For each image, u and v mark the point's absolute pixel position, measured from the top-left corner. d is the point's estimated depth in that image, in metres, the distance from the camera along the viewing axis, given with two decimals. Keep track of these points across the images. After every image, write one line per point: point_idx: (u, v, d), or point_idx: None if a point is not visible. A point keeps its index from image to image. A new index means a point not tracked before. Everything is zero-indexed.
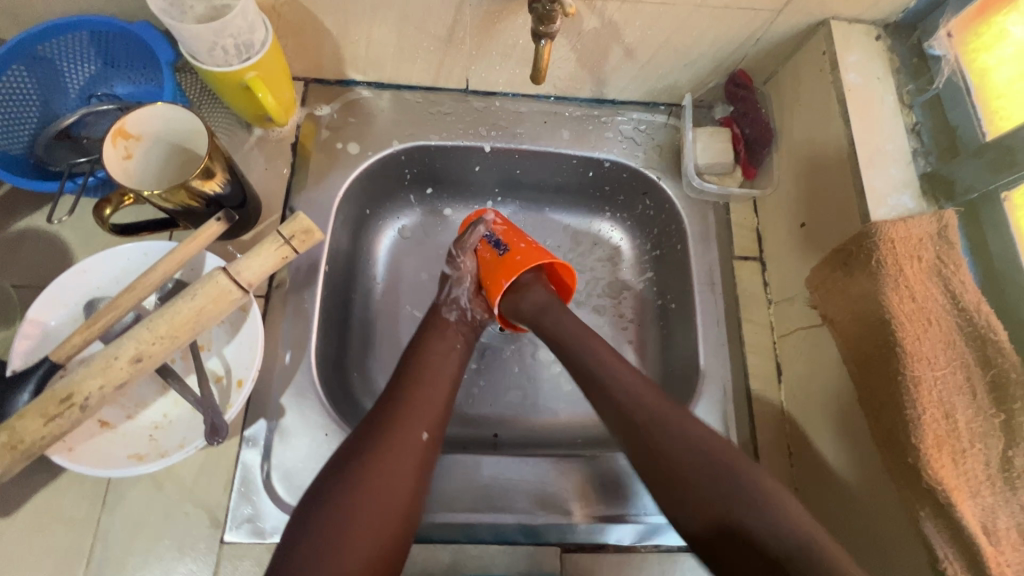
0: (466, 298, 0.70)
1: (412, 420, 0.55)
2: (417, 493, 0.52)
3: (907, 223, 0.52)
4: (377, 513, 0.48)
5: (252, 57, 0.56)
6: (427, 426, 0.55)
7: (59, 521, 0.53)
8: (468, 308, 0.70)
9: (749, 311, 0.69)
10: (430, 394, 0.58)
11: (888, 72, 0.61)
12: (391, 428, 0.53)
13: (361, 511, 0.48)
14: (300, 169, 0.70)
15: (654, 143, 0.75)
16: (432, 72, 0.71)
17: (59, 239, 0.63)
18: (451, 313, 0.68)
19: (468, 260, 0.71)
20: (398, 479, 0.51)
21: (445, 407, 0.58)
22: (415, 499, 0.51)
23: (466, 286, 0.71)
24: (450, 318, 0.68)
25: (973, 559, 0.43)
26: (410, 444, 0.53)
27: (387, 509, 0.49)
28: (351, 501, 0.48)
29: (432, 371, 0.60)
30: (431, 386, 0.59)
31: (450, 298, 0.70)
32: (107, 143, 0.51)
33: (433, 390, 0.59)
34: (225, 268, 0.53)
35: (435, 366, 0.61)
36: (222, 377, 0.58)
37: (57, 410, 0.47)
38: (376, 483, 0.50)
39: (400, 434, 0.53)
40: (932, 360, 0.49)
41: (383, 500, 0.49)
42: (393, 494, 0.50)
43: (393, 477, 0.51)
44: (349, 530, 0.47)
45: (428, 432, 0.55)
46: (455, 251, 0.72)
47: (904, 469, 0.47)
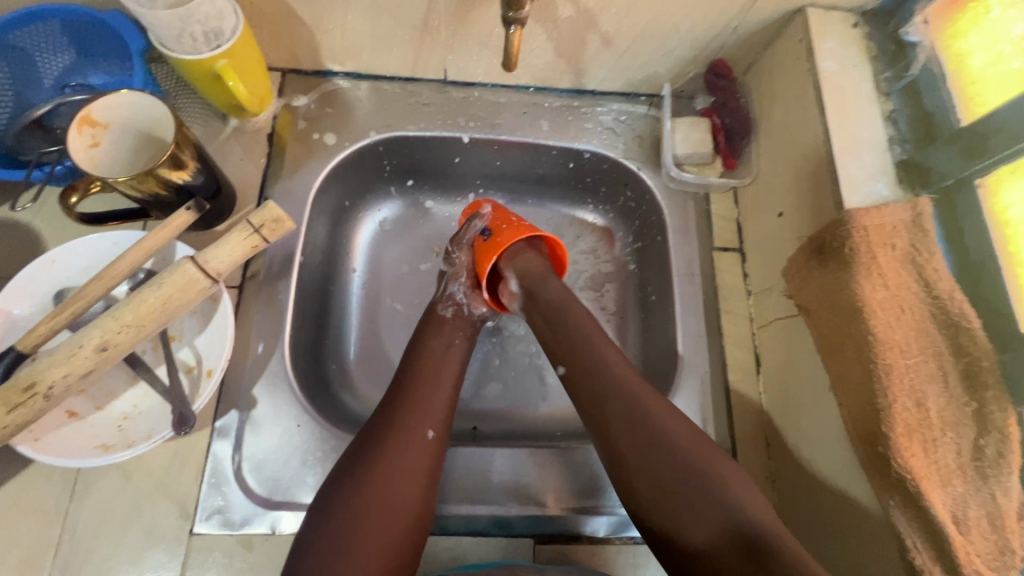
0: (464, 293, 0.69)
1: (415, 419, 0.55)
2: (428, 492, 0.52)
3: (880, 211, 0.52)
4: (385, 513, 0.49)
5: (222, 45, 0.56)
6: (433, 424, 0.55)
7: (27, 511, 0.53)
8: (465, 303, 0.69)
9: (729, 302, 0.69)
10: (433, 393, 0.58)
11: (865, 60, 0.60)
12: (394, 429, 0.54)
13: (369, 511, 0.48)
14: (276, 160, 0.70)
15: (634, 134, 0.75)
16: (409, 62, 0.71)
17: (30, 229, 0.62)
18: (447, 310, 0.68)
19: (463, 255, 0.70)
20: (407, 480, 0.51)
21: (449, 406, 0.58)
22: (426, 498, 0.52)
23: (462, 282, 0.70)
24: (447, 315, 0.67)
25: (941, 548, 0.42)
26: (415, 443, 0.53)
27: (396, 509, 0.50)
28: (360, 502, 0.49)
29: (435, 369, 0.60)
30: (433, 385, 0.59)
31: (446, 296, 0.69)
32: (71, 129, 0.51)
33: (434, 389, 0.58)
34: (193, 257, 0.53)
35: (435, 364, 0.61)
36: (193, 368, 0.57)
37: (20, 398, 0.46)
38: (384, 484, 0.50)
39: (404, 434, 0.53)
40: (904, 349, 0.48)
41: (394, 501, 0.50)
42: (401, 495, 0.50)
43: (401, 477, 0.51)
44: (361, 532, 0.47)
45: (434, 430, 0.55)
46: (452, 249, 0.72)
47: (875, 459, 0.47)
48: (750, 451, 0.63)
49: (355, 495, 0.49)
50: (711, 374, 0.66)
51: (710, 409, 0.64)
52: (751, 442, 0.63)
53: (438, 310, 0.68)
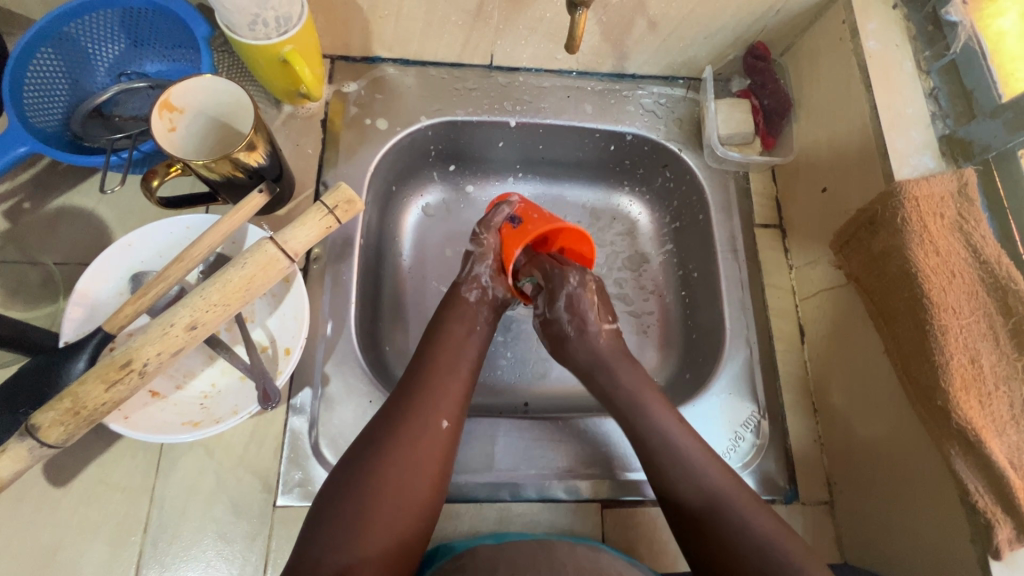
0: (489, 276, 0.69)
1: (429, 409, 0.56)
2: (439, 481, 0.54)
3: (929, 181, 0.55)
4: (395, 501, 0.50)
5: (289, 31, 0.57)
6: (447, 414, 0.57)
7: (114, 489, 0.54)
8: (489, 287, 0.69)
9: (771, 276, 0.72)
10: (448, 382, 0.59)
11: (906, 39, 0.63)
12: (409, 420, 0.55)
13: (380, 498, 0.50)
14: (330, 145, 0.71)
15: (674, 116, 0.77)
16: (459, 47, 0.72)
17: (95, 215, 0.63)
18: (471, 293, 0.68)
19: (491, 239, 0.69)
20: (414, 471, 0.52)
21: (463, 396, 0.59)
22: (436, 490, 0.53)
23: (488, 264, 0.69)
24: (471, 299, 0.67)
25: (1002, 492, 0.46)
26: (428, 434, 0.55)
27: (405, 500, 0.51)
28: (374, 489, 0.50)
29: (450, 360, 0.61)
30: (449, 375, 0.59)
31: (471, 277, 0.69)
32: (154, 114, 0.51)
33: (450, 378, 0.59)
34: (272, 237, 0.54)
35: (451, 353, 0.61)
36: (268, 347, 0.59)
37: (117, 375, 0.48)
38: (395, 479, 0.51)
39: (418, 425, 0.55)
40: (957, 310, 0.51)
41: (404, 491, 0.51)
42: (416, 485, 0.52)
43: (412, 467, 0.52)
44: (372, 516, 0.49)
45: (447, 420, 0.56)
46: (479, 230, 0.70)
47: (934, 413, 0.50)
48: (798, 416, 0.66)
49: (366, 483, 0.51)
50: (757, 345, 0.69)
51: (759, 377, 0.67)
52: (798, 408, 0.66)
53: (461, 291, 0.69)
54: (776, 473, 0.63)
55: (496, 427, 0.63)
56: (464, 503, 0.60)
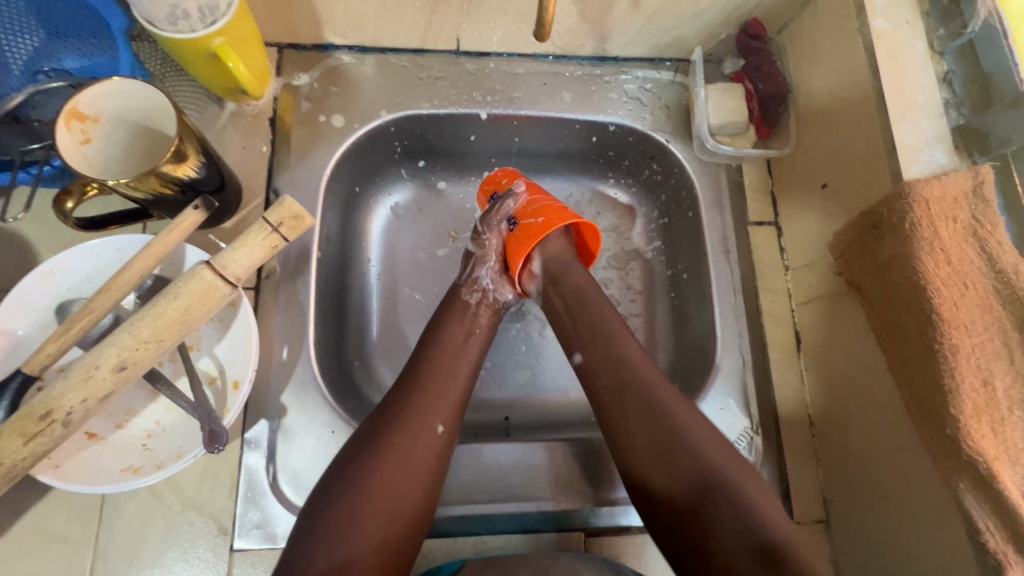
0: (490, 277, 0.64)
1: (426, 412, 0.51)
2: (432, 489, 0.49)
3: (941, 181, 0.49)
4: (387, 507, 0.46)
5: (218, 21, 0.50)
6: (443, 418, 0.52)
7: (54, 540, 0.50)
8: (491, 290, 0.63)
9: (766, 279, 0.67)
10: (445, 385, 0.54)
11: (919, 15, 0.56)
12: (403, 423, 0.50)
13: (369, 506, 0.45)
14: (281, 146, 0.64)
15: (661, 103, 0.70)
16: (420, 30, 0.65)
17: (18, 235, 0.57)
18: (472, 297, 0.62)
19: (494, 238, 0.64)
20: (406, 480, 0.47)
21: (461, 398, 0.54)
22: (430, 498, 0.49)
23: (490, 266, 0.64)
24: (470, 301, 0.62)
25: (1013, 528, 0.42)
26: (424, 440, 0.50)
27: (396, 506, 0.46)
28: (364, 495, 0.46)
29: (447, 361, 0.56)
30: (448, 377, 0.54)
31: (472, 279, 0.63)
32: (59, 125, 0.45)
33: (450, 378, 0.54)
34: (208, 262, 0.47)
35: (451, 354, 0.56)
36: (217, 378, 0.54)
37: (36, 428, 0.42)
38: (386, 483, 0.47)
39: (414, 428, 0.50)
40: (969, 327, 0.46)
41: (395, 503, 0.46)
42: (405, 492, 0.47)
43: (403, 473, 0.47)
44: (362, 519, 0.45)
45: (444, 424, 0.51)
46: (482, 228, 0.65)
47: (942, 440, 0.46)
48: (795, 429, 0.62)
49: (354, 494, 0.46)
50: (751, 353, 0.64)
51: (752, 389, 0.62)
52: (793, 421, 0.62)
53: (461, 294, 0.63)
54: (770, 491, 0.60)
55: (474, 454, 0.59)
56: (437, 536, 0.56)
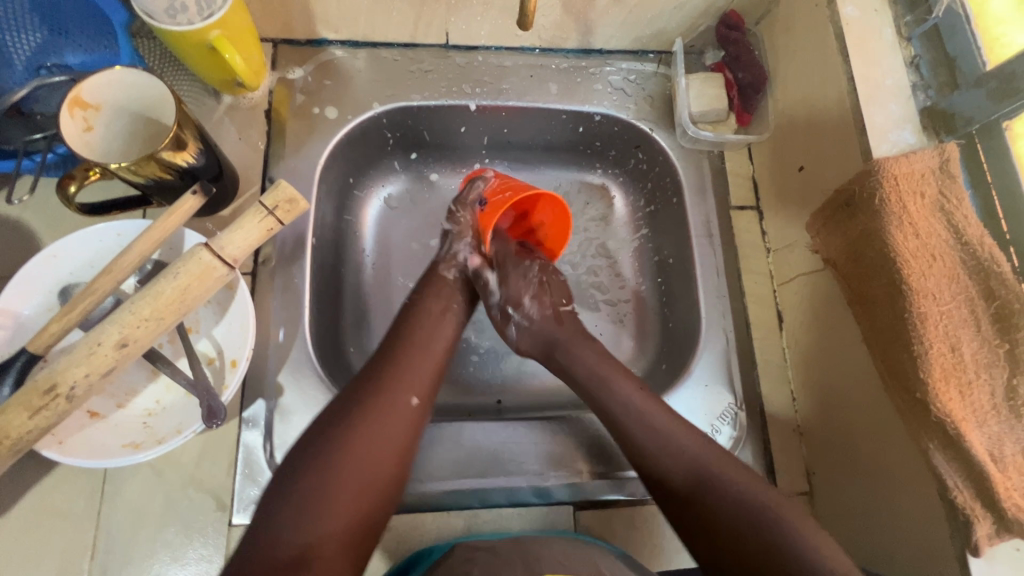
0: (468, 252, 0.66)
1: (401, 385, 0.53)
2: (403, 459, 0.50)
3: (909, 158, 0.51)
4: (359, 476, 0.47)
5: (215, 14, 0.52)
6: (418, 392, 0.53)
7: (57, 516, 0.52)
8: (470, 263, 0.66)
9: (748, 261, 0.69)
10: (422, 360, 0.56)
11: (886, 4, 0.59)
12: (378, 394, 0.51)
13: (342, 471, 0.46)
14: (276, 137, 0.66)
15: (645, 93, 0.73)
16: (411, 25, 0.67)
17: (22, 223, 0.58)
18: (450, 271, 0.65)
19: (468, 215, 0.67)
20: (378, 449, 0.49)
21: (437, 373, 0.56)
22: (402, 466, 0.50)
23: (467, 242, 0.67)
24: (448, 277, 0.65)
25: (982, 486, 0.44)
26: (396, 411, 0.51)
27: (369, 471, 0.47)
28: (337, 461, 0.46)
29: (425, 339, 0.58)
30: (425, 352, 0.57)
31: (450, 255, 0.67)
32: (63, 112, 0.47)
33: (424, 350, 0.57)
34: (207, 243, 0.49)
35: (426, 330, 0.58)
36: (215, 359, 0.56)
37: (41, 402, 0.43)
38: (358, 449, 0.48)
39: (386, 399, 0.51)
40: (937, 296, 0.48)
41: (367, 473, 0.47)
42: (377, 462, 0.48)
43: (377, 441, 0.49)
44: (334, 481, 0.46)
45: (418, 398, 0.53)
46: (454, 207, 0.68)
47: (912, 405, 0.48)
48: (778, 406, 0.64)
49: (326, 458, 0.46)
50: (734, 332, 0.66)
51: (736, 367, 0.64)
52: (777, 399, 0.64)
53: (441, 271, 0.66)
54: (755, 466, 0.61)
55: (466, 432, 0.61)
56: (431, 512, 0.57)
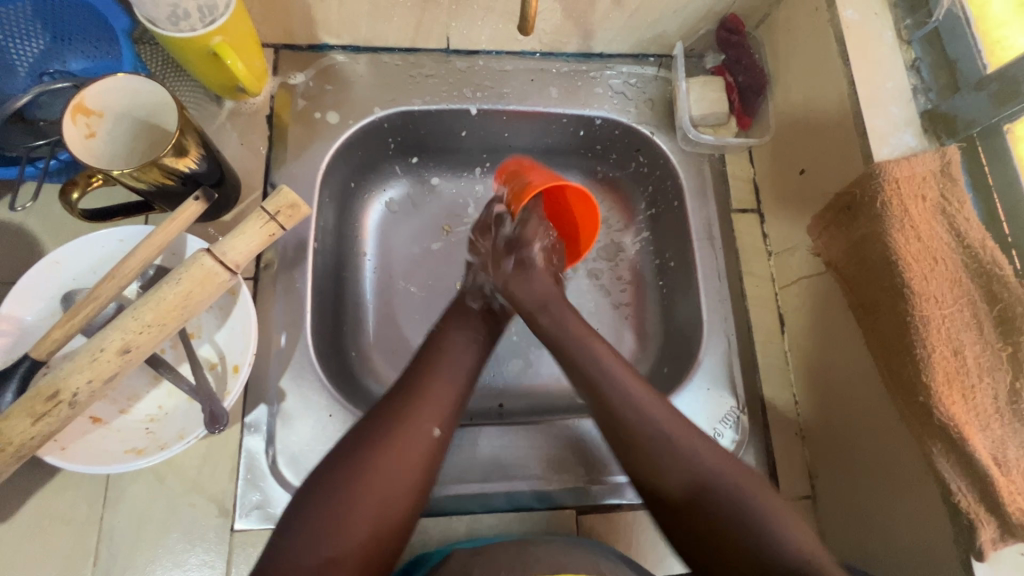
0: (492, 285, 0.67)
1: (424, 416, 0.51)
2: (423, 491, 0.50)
3: (910, 161, 0.51)
4: (377, 505, 0.47)
5: (217, 21, 0.53)
6: (439, 422, 0.52)
7: (60, 522, 0.52)
8: (493, 297, 0.66)
9: (750, 263, 0.69)
10: (444, 388, 0.54)
11: (886, 7, 0.59)
12: (399, 422, 0.50)
13: (357, 502, 0.46)
14: (278, 142, 0.66)
15: (645, 97, 0.73)
16: (412, 30, 0.68)
17: (24, 229, 0.59)
18: (474, 302, 0.65)
19: (488, 243, 0.68)
20: (397, 480, 0.48)
21: (457, 401, 0.55)
22: (421, 497, 0.50)
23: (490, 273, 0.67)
24: (472, 308, 0.64)
25: (985, 490, 0.44)
26: (417, 442, 0.50)
27: (385, 502, 0.47)
28: (355, 488, 0.47)
29: (448, 366, 0.56)
30: (446, 381, 0.55)
31: (475, 288, 0.67)
32: (66, 119, 0.48)
33: (448, 379, 0.55)
34: (208, 249, 0.49)
35: (450, 358, 0.57)
36: (217, 364, 0.56)
37: (44, 408, 0.44)
38: (377, 479, 0.47)
39: (408, 431, 0.50)
40: (939, 299, 0.48)
41: (386, 501, 0.47)
42: (397, 492, 0.48)
43: (396, 471, 0.48)
44: (351, 512, 0.46)
45: (439, 428, 0.52)
46: (476, 236, 0.70)
47: (915, 409, 0.47)
48: (780, 410, 0.64)
49: (345, 488, 0.47)
50: (736, 336, 0.66)
51: (738, 370, 0.64)
52: (779, 402, 0.64)
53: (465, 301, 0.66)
54: (757, 470, 0.61)
55: (467, 437, 0.60)
56: (433, 516, 0.57)
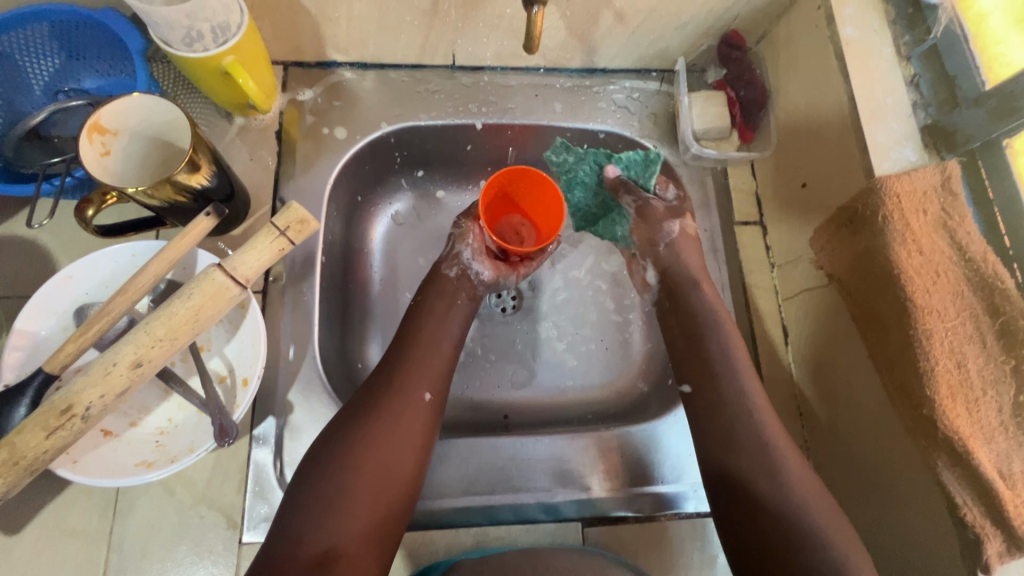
0: (470, 254, 0.66)
1: (414, 380, 0.54)
2: (421, 462, 0.52)
3: (911, 176, 0.52)
4: (378, 479, 0.49)
5: (229, 40, 0.54)
6: (430, 387, 0.55)
7: (71, 535, 0.52)
8: (471, 265, 0.66)
9: (753, 275, 0.69)
10: (431, 357, 0.57)
11: (885, 24, 0.60)
12: (392, 395, 0.53)
13: (358, 489, 0.48)
14: (286, 157, 0.67)
15: (648, 111, 0.74)
16: (417, 48, 0.69)
17: (38, 244, 0.60)
18: (451, 270, 0.65)
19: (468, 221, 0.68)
20: (397, 442, 0.51)
21: (447, 367, 0.58)
22: (420, 465, 0.52)
23: (470, 243, 0.66)
24: (449, 275, 0.64)
25: (992, 503, 0.44)
26: (411, 408, 0.53)
27: (388, 476, 0.49)
28: (356, 461, 0.49)
29: (433, 336, 0.59)
30: (432, 350, 0.58)
31: (453, 255, 0.66)
32: (83, 139, 0.48)
33: (434, 350, 0.58)
34: (219, 264, 0.50)
35: (435, 326, 0.60)
36: (226, 377, 0.56)
37: (58, 422, 0.44)
38: (376, 448, 0.49)
39: (400, 398, 0.53)
40: (942, 313, 0.49)
41: (387, 470, 0.49)
42: (396, 462, 0.50)
43: (393, 437, 0.51)
44: (353, 484, 0.48)
45: (431, 392, 0.55)
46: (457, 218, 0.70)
47: (920, 421, 0.48)
48: (785, 421, 0.64)
49: (346, 464, 0.48)
50: None
51: None
52: (784, 414, 0.64)
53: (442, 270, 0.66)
54: None
55: (473, 449, 0.61)
56: (439, 528, 0.58)
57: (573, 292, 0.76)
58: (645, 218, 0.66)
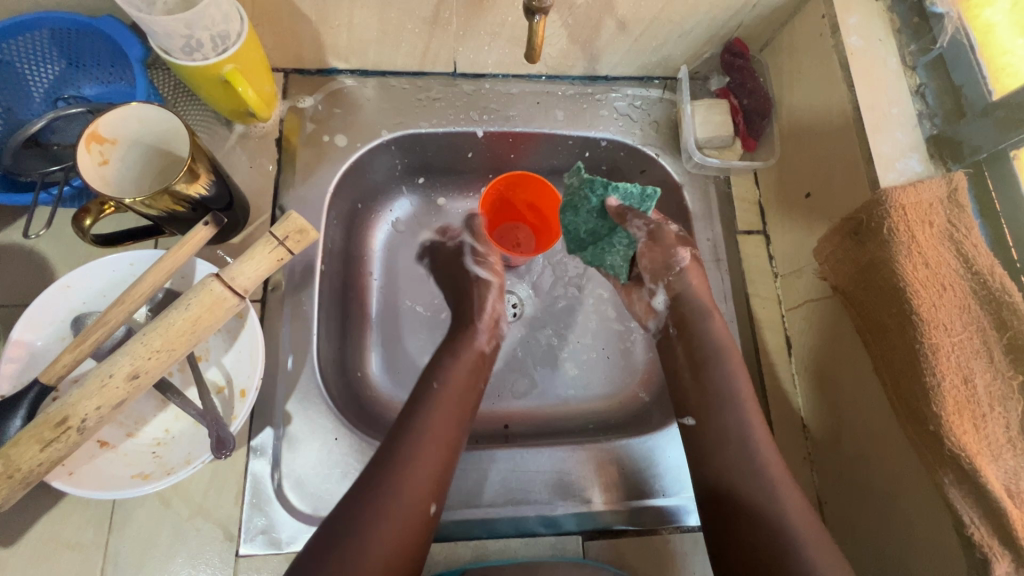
0: (500, 311, 0.69)
1: (417, 489, 0.49)
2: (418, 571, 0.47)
3: (916, 187, 0.51)
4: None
5: (229, 49, 0.53)
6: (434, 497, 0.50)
7: (66, 547, 0.52)
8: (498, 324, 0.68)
9: (756, 285, 0.69)
10: (434, 456, 0.52)
11: (890, 33, 0.59)
12: (393, 498, 0.48)
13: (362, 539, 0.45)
14: (287, 165, 0.67)
15: (651, 119, 0.74)
16: (418, 55, 0.68)
17: (36, 253, 0.59)
18: (484, 338, 0.65)
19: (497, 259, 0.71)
20: (398, 552, 0.46)
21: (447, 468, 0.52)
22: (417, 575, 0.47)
23: (498, 296, 0.69)
24: (483, 344, 0.64)
25: (1000, 524, 0.43)
26: (413, 518, 0.48)
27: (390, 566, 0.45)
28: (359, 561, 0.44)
29: (438, 430, 0.54)
30: (437, 446, 0.53)
31: (490, 316, 0.67)
32: (81, 148, 0.48)
33: (439, 444, 0.53)
34: (217, 274, 0.49)
35: (441, 423, 0.54)
36: (224, 388, 0.56)
37: (53, 434, 0.43)
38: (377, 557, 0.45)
39: (403, 506, 0.48)
40: (948, 326, 0.48)
41: None
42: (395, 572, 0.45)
43: (396, 520, 0.47)
44: (356, 539, 0.45)
45: (434, 504, 0.50)
46: (483, 250, 0.71)
47: (926, 436, 0.47)
48: (787, 433, 0.63)
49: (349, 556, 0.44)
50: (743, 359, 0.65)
51: None
52: (786, 426, 0.63)
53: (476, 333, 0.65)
54: None
55: (472, 461, 0.60)
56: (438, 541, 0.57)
57: (574, 300, 0.76)
58: (657, 241, 0.63)
